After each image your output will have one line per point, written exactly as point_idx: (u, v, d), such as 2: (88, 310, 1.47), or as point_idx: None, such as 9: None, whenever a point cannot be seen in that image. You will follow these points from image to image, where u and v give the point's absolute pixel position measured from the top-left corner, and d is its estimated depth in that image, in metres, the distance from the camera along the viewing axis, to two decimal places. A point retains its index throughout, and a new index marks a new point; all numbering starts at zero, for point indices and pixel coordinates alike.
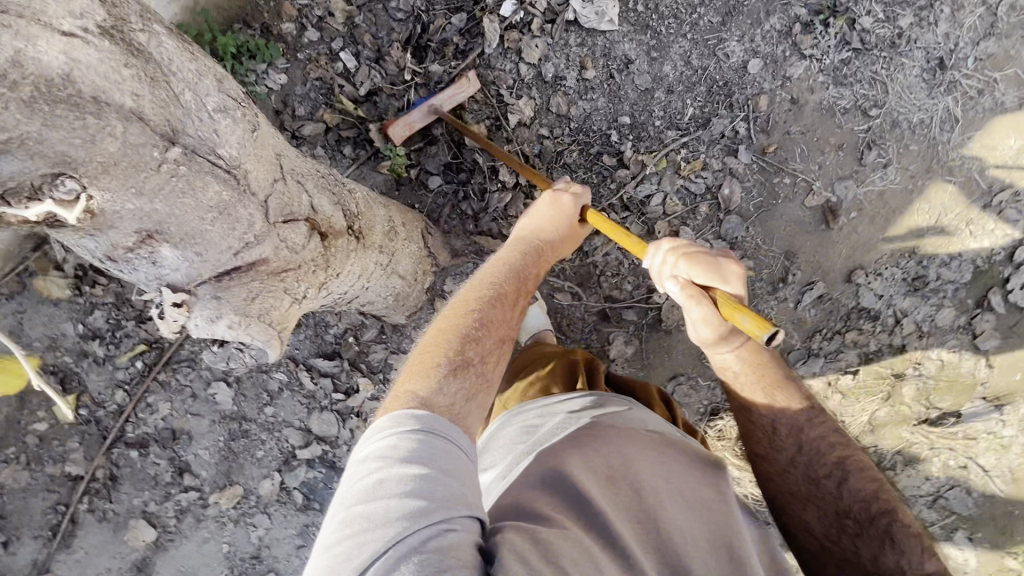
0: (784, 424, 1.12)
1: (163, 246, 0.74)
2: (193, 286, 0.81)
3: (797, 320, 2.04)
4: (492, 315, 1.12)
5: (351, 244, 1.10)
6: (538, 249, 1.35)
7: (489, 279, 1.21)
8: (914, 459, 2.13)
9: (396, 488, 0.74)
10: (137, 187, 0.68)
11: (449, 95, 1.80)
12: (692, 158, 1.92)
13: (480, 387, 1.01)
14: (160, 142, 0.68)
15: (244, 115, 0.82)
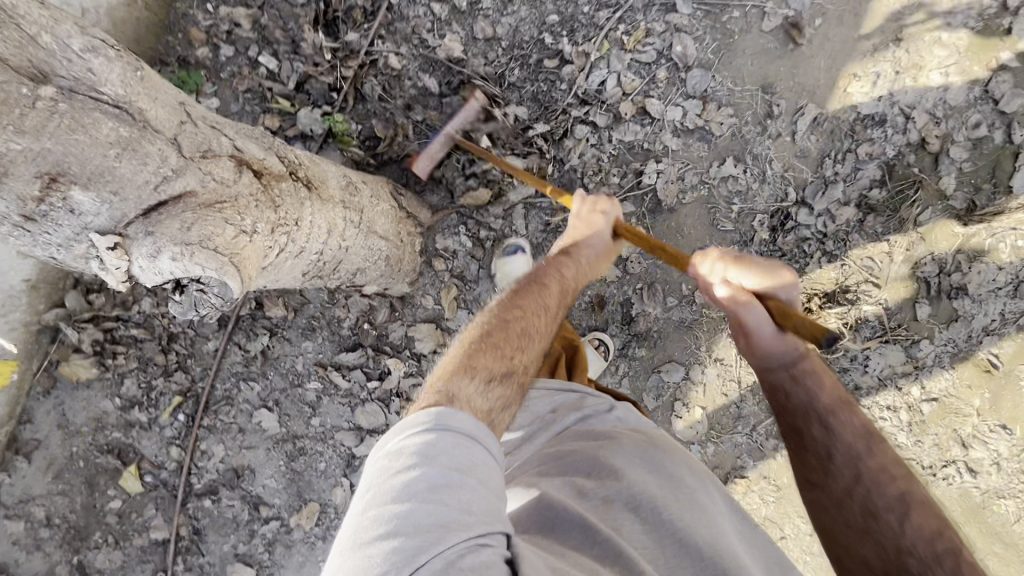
0: (840, 449, 1.01)
1: (72, 188, 0.71)
2: (123, 228, 0.78)
3: (800, 152, 1.92)
4: (531, 323, 1.10)
5: (301, 191, 1.08)
6: (577, 265, 1.31)
7: (533, 291, 1.18)
8: (978, 254, 1.91)
9: (427, 499, 0.69)
10: (15, 125, 0.63)
11: (459, 119, 1.83)
12: (633, 30, 1.84)
13: (513, 397, 1.00)
14: (28, 80, 0.66)
15: (121, 57, 0.77)
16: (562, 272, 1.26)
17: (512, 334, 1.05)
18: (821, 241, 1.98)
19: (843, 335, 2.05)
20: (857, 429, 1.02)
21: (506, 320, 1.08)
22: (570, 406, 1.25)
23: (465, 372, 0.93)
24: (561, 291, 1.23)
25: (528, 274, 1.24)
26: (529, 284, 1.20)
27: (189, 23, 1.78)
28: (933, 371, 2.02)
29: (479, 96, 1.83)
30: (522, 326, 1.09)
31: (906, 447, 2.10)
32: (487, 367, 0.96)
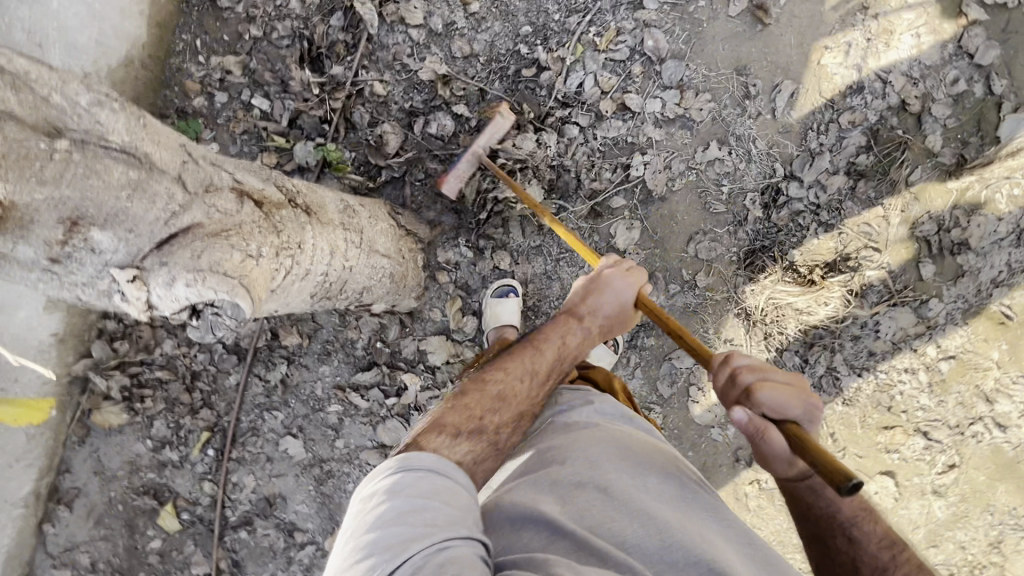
0: (865, 562, 1.01)
1: (92, 229, 0.76)
2: (140, 261, 0.82)
3: (782, 128, 1.96)
4: (509, 386, 1.18)
5: (301, 216, 1.14)
6: (582, 330, 1.33)
7: (525, 354, 1.25)
8: (978, 206, 1.93)
9: (395, 523, 0.79)
10: (36, 176, 0.69)
11: (488, 135, 1.85)
12: (605, 30, 1.91)
13: (485, 453, 1.07)
14: (44, 136, 0.72)
15: (125, 107, 0.83)
16: (563, 338, 1.30)
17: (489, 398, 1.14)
18: (815, 212, 1.99)
19: (849, 302, 2.01)
20: (879, 537, 1.02)
21: (489, 382, 1.17)
22: (548, 403, 1.27)
23: (437, 427, 1.04)
24: (557, 356, 1.27)
25: (530, 336, 1.31)
26: (525, 346, 1.27)
27: (184, 75, 1.88)
28: (946, 328, 2.00)
29: (507, 114, 1.85)
30: (501, 390, 1.17)
31: (932, 410, 2.03)
32: (458, 427, 1.05)
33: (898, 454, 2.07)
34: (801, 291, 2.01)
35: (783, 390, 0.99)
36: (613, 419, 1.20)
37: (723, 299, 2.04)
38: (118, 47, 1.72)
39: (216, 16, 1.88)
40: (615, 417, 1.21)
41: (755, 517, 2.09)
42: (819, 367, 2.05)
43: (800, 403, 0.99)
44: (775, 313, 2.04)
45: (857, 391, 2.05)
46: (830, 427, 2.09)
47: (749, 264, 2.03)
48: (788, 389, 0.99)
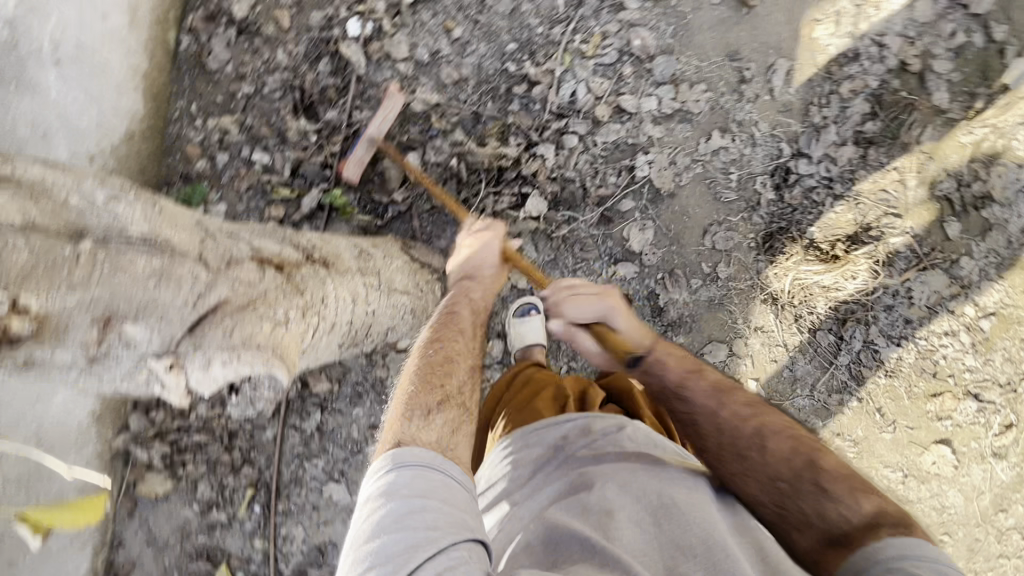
0: (701, 414, 1.12)
1: (125, 324, 0.75)
2: (174, 347, 0.81)
3: (783, 107, 1.93)
4: (449, 347, 1.24)
5: (320, 270, 1.14)
6: (481, 284, 1.49)
7: (446, 320, 1.32)
8: (995, 155, 1.91)
9: (397, 529, 0.85)
10: (66, 280, 0.70)
11: (381, 118, 1.85)
12: (590, 37, 1.92)
13: (464, 416, 1.11)
14: (67, 240, 0.73)
15: (140, 198, 0.87)
16: (470, 297, 1.43)
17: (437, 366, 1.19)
18: (828, 185, 1.95)
19: (877, 274, 1.96)
20: (706, 388, 1.14)
21: (429, 355, 1.21)
22: (580, 433, 1.25)
23: (405, 411, 1.06)
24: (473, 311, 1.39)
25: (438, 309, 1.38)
26: (443, 317, 1.34)
27: (183, 140, 1.90)
28: (982, 285, 1.95)
29: (394, 92, 1.84)
30: (442, 356, 1.21)
31: (981, 369, 1.98)
32: (424, 403, 1.08)
33: (951, 421, 2.00)
34: (825, 268, 1.97)
35: (586, 299, 1.29)
36: (643, 443, 1.21)
37: (747, 286, 1.99)
38: (118, 124, 1.74)
39: (207, 79, 1.91)
40: (648, 443, 1.22)
41: None
42: (856, 342, 1.99)
43: (597, 302, 1.29)
44: (803, 293, 1.99)
45: (898, 361, 1.99)
46: (876, 402, 2.01)
47: (770, 248, 1.98)
48: (590, 298, 1.29)
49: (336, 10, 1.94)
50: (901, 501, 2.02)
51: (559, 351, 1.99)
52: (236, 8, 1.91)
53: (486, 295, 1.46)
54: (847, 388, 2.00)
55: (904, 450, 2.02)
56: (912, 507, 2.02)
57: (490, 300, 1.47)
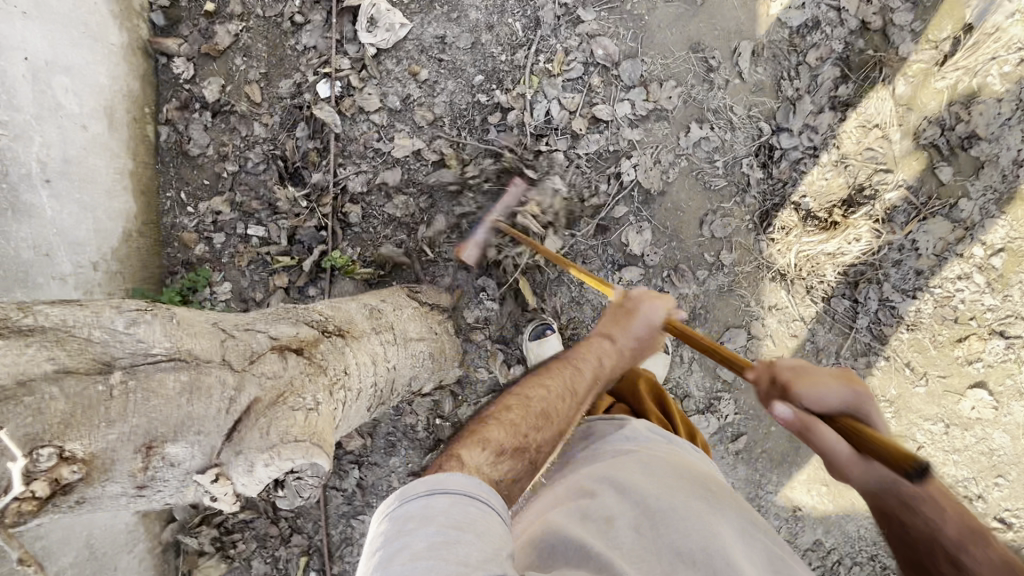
0: None
1: (166, 446, 0.79)
2: (216, 458, 0.85)
3: (754, 88, 1.95)
4: (551, 403, 1.16)
5: (337, 341, 1.16)
6: (618, 349, 1.35)
7: (565, 373, 1.24)
8: (974, 93, 1.91)
9: (429, 556, 0.75)
10: (104, 418, 0.74)
11: (501, 204, 1.90)
12: (553, 55, 1.95)
13: (528, 471, 1.06)
14: (99, 376, 0.76)
15: (156, 312, 0.86)
16: (600, 359, 1.32)
17: (530, 412, 1.13)
18: (814, 154, 1.96)
19: (879, 232, 1.96)
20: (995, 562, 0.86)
21: (530, 399, 1.15)
22: (582, 436, 1.28)
23: (481, 440, 1.03)
24: (594, 379, 1.28)
25: (563, 356, 1.32)
26: (565, 366, 1.27)
27: (179, 229, 1.94)
28: (985, 223, 1.94)
29: (518, 181, 1.91)
30: (542, 408, 1.15)
31: (1002, 306, 1.96)
32: (498, 442, 1.03)
33: (983, 363, 1.98)
34: (826, 236, 1.97)
35: (831, 382, 0.95)
36: (639, 440, 1.20)
37: (754, 268, 1.99)
38: (113, 227, 1.79)
39: (191, 165, 1.94)
40: (645, 440, 1.21)
41: None
42: (871, 303, 1.98)
43: (842, 389, 0.95)
44: (809, 264, 2.00)
45: (917, 314, 1.98)
46: (904, 357, 2.00)
47: (768, 225, 1.99)
48: (829, 382, 0.95)
49: (304, 75, 1.97)
50: (947, 451, 2.01)
51: None
52: (207, 91, 1.94)
53: (613, 370, 1.33)
54: (871, 349, 2.00)
55: (940, 400, 2.00)
56: (959, 455, 2.01)
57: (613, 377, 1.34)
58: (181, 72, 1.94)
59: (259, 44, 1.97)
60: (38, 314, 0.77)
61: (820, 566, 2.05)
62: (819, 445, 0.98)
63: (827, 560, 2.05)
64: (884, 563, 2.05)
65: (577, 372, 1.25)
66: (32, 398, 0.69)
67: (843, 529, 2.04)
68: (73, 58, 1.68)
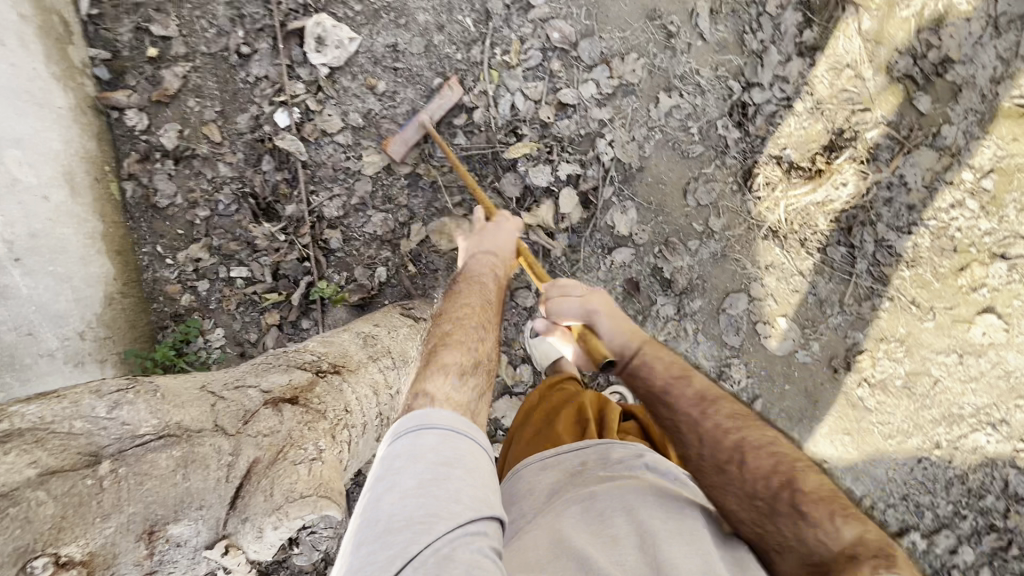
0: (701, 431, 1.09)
1: (169, 527, 0.77)
2: (224, 529, 0.83)
3: (718, 47, 1.90)
4: (481, 319, 1.25)
5: (333, 379, 1.13)
6: (501, 261, 1.52)
7: (475, 291, 1.35)
8: (941, 17, 1.87)
9: (418, 494, 0.83)
10: (98, 513, 0.71)
11: (437, 105, 1.88)
12: (509, 46, 1.90)
13: (489, 377, 1.15)
14: (87, 470, 0.73)
15: (141, 390, 0.84)
16: (492, 274, 1.46)
17: (469, 331, 1.20)
18: (788, 105, 1.92)
19: (866, 173, 1.93)
20: (690, 397, 1.14)
21: (460, 319, 1.23)
22: (598, 459, 1.26)
23: (439, 369, 1.06)
24: (497, 288, 1.41)
25: (463, 282, 1.39)
26: (468, 286, 1.37)
27: (161, 283, 1.90)
28: (970, 147, 1.91)
29: (455, 85, 1.88)
30: (477, 325, 1.23)
31: (999, 228, 1.94)
32: (456, 365, 1.09)
33: (987, 288, 1.96)
34: (813, 185, 1.93)
35: (577, 298, 1.32)
36: (660, 473, 1.20)
37: (744, 229, 1.95)
38: (93, 293, 1.73)
39: (162, 217, 1.90)
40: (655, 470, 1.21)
41: (878, 414, 2.00)
42: (868, 246, 1.96)
43: (586, 304, 1.30)
44: (801, 216, 1.96)
45: (916, 249, 1.96)
46: (908, 295, 1.97)
47: (753, 184, 1.95)
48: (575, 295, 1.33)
49: (260, 107, 1.92)
50: (965, 381, 1.99)
51: None
52: (165, 139, 1.90)
53: (504, 280, 1.49)
54: (874, 292, 1.97)
55: (951, 331, 1.98)
56: (977, 383, 1.99)
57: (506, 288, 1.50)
58: (135, 124, 1.89)
59: (209, 82, 1.92)
60: (13, 417, 0.74)
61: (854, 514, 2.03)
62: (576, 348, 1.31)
63: (861, 508, 2.04)
64: (918, 502, 2.03)
65: (488, 290, 1.36)
66: (18, 508, 0.66)
67: (871, 474, 2.04)
68: (20, 129, 1.58)
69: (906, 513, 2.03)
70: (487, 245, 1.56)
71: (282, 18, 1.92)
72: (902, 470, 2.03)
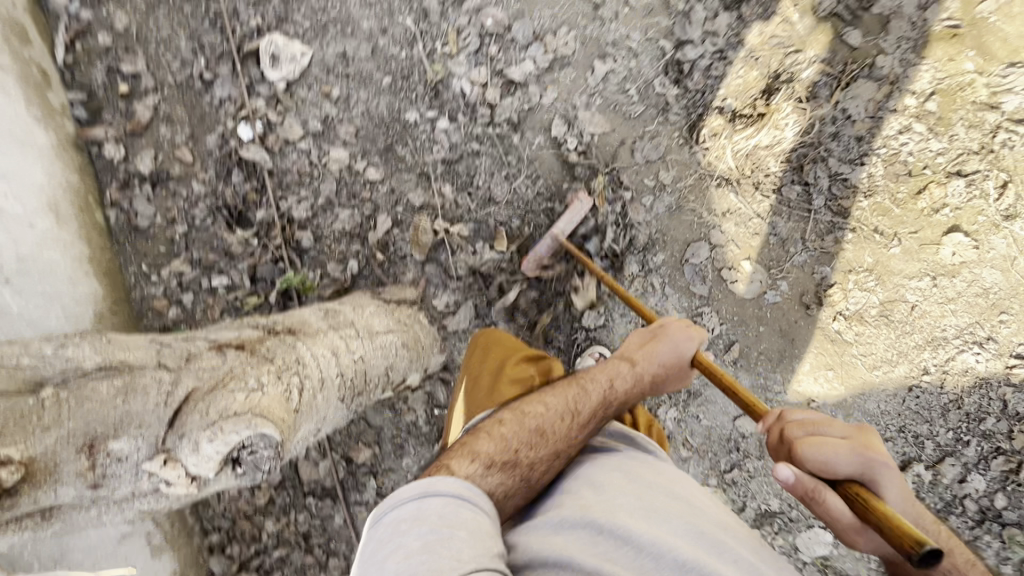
0: None
1: (108, 442, 0.84)
2: (162, 445, 0.89)
3: (645, 11, 1.98)
4: (548, 421, 1.23)
5: (286, 338, 1.23)
6: (635, 373, 1.39)
7: (571, 393, 1.31)
8: None
9: (423, 552, 0.82)
10: (38, 426, 0.79)
11: (566, 219, 1.95)
12: (447, 37, 2.01)
13: (517, 486, 1.11)
14: (29, 393, 0.83)
15: (85, 339, 0.96)
16: (610, 382, 1.36)
17: (527, 430, 1.20)
18: (721, 57, 1.99)
19: (806, 111, 1.98)
20: None
21: (527, 415, 1.24)
22: None
23: (470, 453, 1.11)
24: (602, 400, 1.31)
25: (575, 377, 1.38)
26: (572, 386, 1.34)
27: (150, 299, 2.02)
28: (909, 73, 1.95)
29: (583, 197, 1.95)
30: (540, 425, 1.22)
31: (951, 147, 1.95)
32: (490, 458, 1.11)
33: (949, 208, 1.96)
34: (755, 129, 1.99)
35: (838, 446, 0.97)
36: (614, 444, 1.29)
37: (696, 180, 2.00)
38: (83, 310, 1.85)
39: (145, 237, 2.02)
40: (623, 438, 1.33)
41: (857, 346, 2.00)
42: (822, 181, 1.99)
43: (856, 458, 0.96)
44: (751, 161, 2.00)
45: (870, 179, 1.98)
46: (870, 224, 1.99)
47: (700, 135, 2.01)
48: (840, 443, 0.98)
49: (225, 125, 2.05)
50: (944, 302, 1.97)
51: (557, 319, 2.05)
52: (141, 166, 2.03)
53: (630, 400, 1.36)
54: (835, 226, 1.99)
55: (920, 255, 1.98)
56: (957, 303, 1.96)
57: (625, 408, 1.35)
58: (114, 155, 2.02)
59: (177, 109, 2.05)
60: None
61: None
62: (824, 506, 1.00)
63: None
64: (917, 433, 2.00)
65: (588, 395, 1.31)
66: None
67: (863, 409, 2.02)
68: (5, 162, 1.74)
69: (908, 446, 2.01)
70: (641, 349, 1.44)
71: (237, 42, 2.05)
72: (895, 401, 2.00)
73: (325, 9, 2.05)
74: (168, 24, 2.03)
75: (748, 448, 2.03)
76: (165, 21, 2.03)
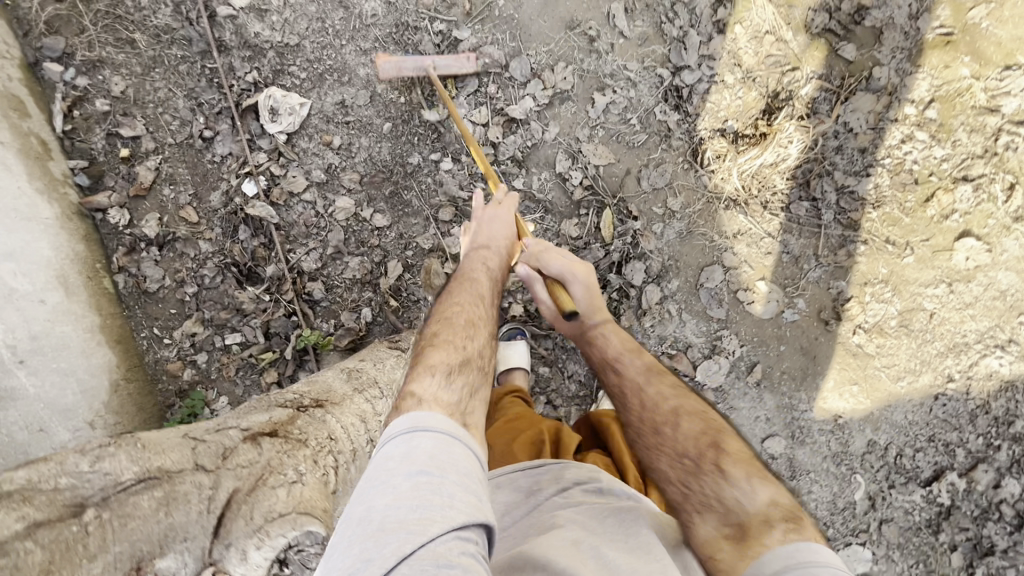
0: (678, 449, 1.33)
1: (154, 563, 0.87)
2: (209, 557, 0.95)
3: (640, 41, 1.99)
4: (467, 312, 1.33)
5: (317, 412, 1.23)
6: (495, 254, 1.61)
7: (466, 287, 1.43)
8: None
9: (413, 496, 0.83)
10: (83, 558, 0.80)
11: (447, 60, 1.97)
12: (446, 81, 2.03)
13: (480, 376, 1.19)
14: (71, 520, 0.82)
15: (119, 445, 0.95)
16: (483, 266, 1.54)
17: (455, 327, 1.27)
18: (719, 81, 2.00)
19: (808, 128, 1.98)
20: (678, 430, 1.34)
21: (451, 317, 1.30)
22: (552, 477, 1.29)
23: (428, 369, 1.12)
24: (488, 281, 1.50)
25: (455, 280, 1.49)
26: (462, 283, 1.46)
27: (163, 362, 2.00)
28: (906, 83, 1.95)
29: (472, 58, 1.97)
30: (467, 318, 1.31)
31: (955, 153, 1.96)
32: (444, 362, 1.14)
33: (958, 214, 1.96)
34: (759, 149, 1.99)
35: (559, 261, 1.57)
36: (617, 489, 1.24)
37: (704, 204, 2.00)
38: (99, 381, 1.81)
39: (155, 300, 2.01)
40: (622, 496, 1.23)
41: (878, 358, 1.99)
42: (829, 196, 1.99)
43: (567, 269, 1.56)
44: (757, 181, 2.01)
45: (877, 190, 1.98)
46: (881, 235, 1.98)
47: (704, 158, 2.01)
48: (564, 262, 1.57)
49: (229, 182, 2.04)
50: (961, 308, 1.96)
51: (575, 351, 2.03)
52: (146, 229, 2.01)
53: (502, 272, 1.59)
54: (847, 239, 1.99)
55: (934, 262, 1.97)
56: (974, 308, 1.96)
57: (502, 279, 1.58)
58: (118, 220, 2.01)
59: (179, 169, 2.04)
60: None
61: (882, 465, 1.99)
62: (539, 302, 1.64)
63: (888, 457, 2.00)
64: (946, 440, 1.98)
65: (482, 285, 1.46)
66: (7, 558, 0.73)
67: (890, 421, 2.00)
68: (13, 242, 1.66)
69: (938, 454, 1.98)
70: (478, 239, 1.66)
71: (235, 98, 2.05)
72: (921, 411, 1.99)
73: (320, 60, 2.05)
74: (165, 86, 2.03)
75: (778, 468, 2.02)
76: (162, 83, 2.03)
